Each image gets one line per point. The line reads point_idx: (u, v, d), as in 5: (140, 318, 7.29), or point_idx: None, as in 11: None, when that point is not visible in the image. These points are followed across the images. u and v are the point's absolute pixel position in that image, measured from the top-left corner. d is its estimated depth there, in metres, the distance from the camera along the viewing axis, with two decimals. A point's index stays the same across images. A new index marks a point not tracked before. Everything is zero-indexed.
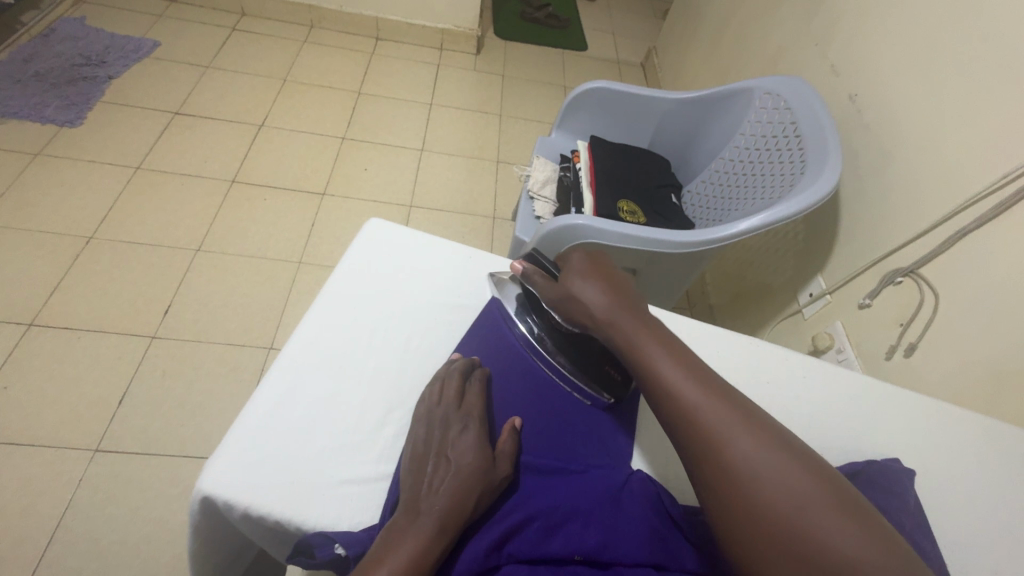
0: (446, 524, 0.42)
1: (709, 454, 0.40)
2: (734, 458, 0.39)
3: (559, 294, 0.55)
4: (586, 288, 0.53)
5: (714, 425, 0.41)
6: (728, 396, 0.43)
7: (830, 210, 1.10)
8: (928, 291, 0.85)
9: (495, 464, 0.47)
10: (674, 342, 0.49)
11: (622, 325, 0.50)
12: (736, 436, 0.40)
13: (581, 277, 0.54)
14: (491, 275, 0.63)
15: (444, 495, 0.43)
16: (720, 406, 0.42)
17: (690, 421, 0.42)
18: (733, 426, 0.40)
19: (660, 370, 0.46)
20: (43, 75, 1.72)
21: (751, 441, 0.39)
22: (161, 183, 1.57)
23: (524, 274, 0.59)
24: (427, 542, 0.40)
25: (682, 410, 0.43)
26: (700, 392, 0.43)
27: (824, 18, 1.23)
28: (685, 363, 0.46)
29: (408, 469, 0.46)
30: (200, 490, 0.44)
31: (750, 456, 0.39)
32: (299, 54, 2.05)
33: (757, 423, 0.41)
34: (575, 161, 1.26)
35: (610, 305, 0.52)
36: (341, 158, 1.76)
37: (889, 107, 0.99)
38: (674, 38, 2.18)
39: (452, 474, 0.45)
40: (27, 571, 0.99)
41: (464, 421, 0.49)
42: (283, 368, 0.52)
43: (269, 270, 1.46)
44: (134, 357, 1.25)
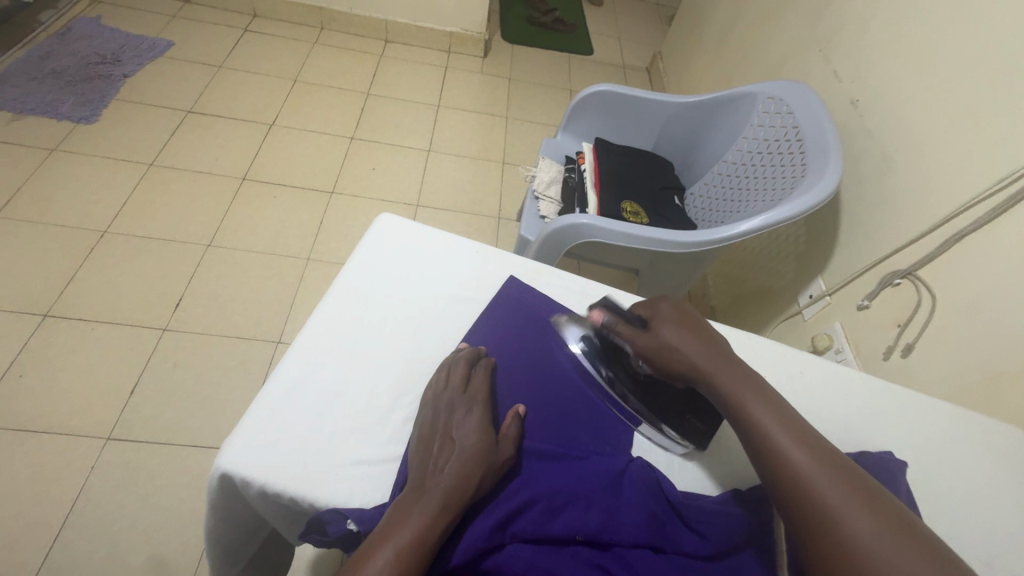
0: (454, 502, 0.44)
1: (821, 524, 0.39)
2: (852, 533, 0.38)
3: (647, 344, 0.54)
4: (681, 340, 0.52)
5: (828, 497, 0.40)
6: (843, 466, 0.42)
7: (831, 213, 1.12)
8: (926, 292, 0.87)
9: (499, 447, 0.49)
10: (782, 403, 0.48)
11: (723, 380, 0.50)
12: (851, 509, 0.39)
13: (673, 326, 0.54)
14: (562, 315, 0.62)
15: (451, 474, 0.45)
16: (834, 476, 0.41)
17: (802, 488, 0.41)
18: (849, 499, 0.40)
19: (769, 432, 0.45)
20: (59, 73, 1.75)
21: (869, 518, 0.38)
22: (173, 179, 1.60)
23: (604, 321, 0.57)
24: (432, 518, 0.42)
25: (794, 475, 0.42)
26: (812, 459, 0.42)
27: (828, 24, 1.25)
28: (795, 427, 0.45)
29: (415, 450, 0.48)
30: (218, 467, 0.46)
31: (867, 532, 0.38)
32: (309, 55, 2.08)
33: (875, 498, 0.40)
34: (580, 162, 1.28)
35: (707, 357, 0.51)
36: (349, 157, 1.78)
37: (890, 112, 1.01)
38: (679, 43, 2.20)
39: (457, 457, 0.47)
40: (39, 555, 1.01)
41: (468, 406, 0.51)
42: (298, 354, 0.54)
43: (278, 266, 1.48)
44: (146, 348, 1.28)
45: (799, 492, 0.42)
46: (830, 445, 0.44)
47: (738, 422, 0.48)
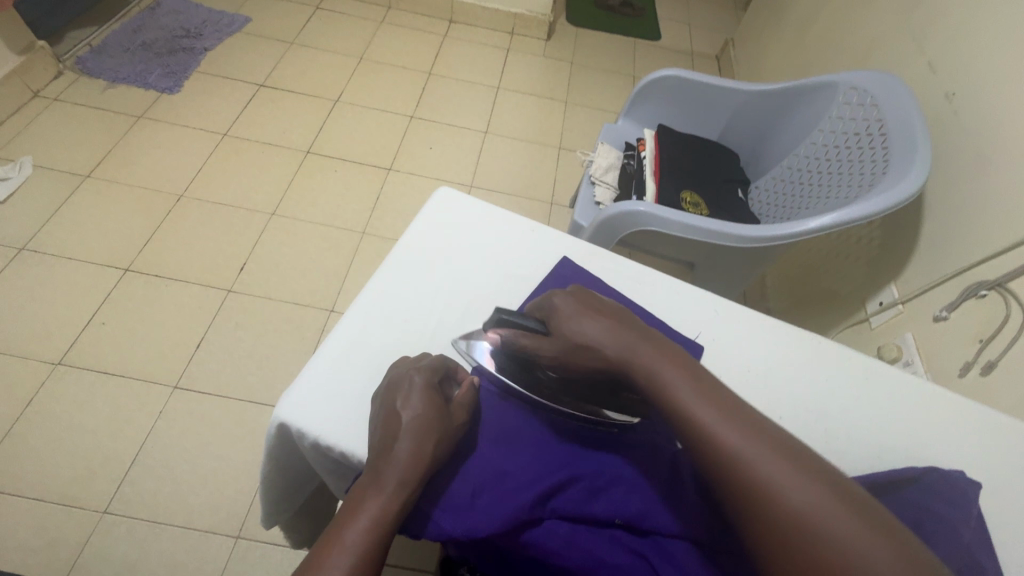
0: (415, 472, 0.43)
1: (768, 511, 0.38)
2: (795, 513, 0.37)
3: (551, 344, 0.49)
4: (587, 330, 0.48)
5: (766, 477, 0.39)
6: (766, 438, 0.41)
7: (912, 215, 1.04)
8: (1016, 307, 0.79)
9: (450, 412, 0.48)
10: (696, 375, 0.46)
11: (640, 364, 0.46)
12: (790, 484, 0.38)
13: (575, 319, 0.50)
14: (458, 341, 0.56)
15: (406, 445, 0.44)
16: (765, 452, 0.40)
17: (740, 475, 0.39)
18: (784, 477, 0.39)
19: (695, 416, 0.43)
20: (149, 45, 1.87)
21: (807, 489, 0.38)
22: (244, 149, 1.69)
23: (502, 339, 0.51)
24: (388, 500, 0.41)
25: (730, 465, 0.40)
26: (742, 440, 0.41)
27: (925, 9, 1.15)
28: (718, 405, 0.43)
29: (377, 425, 0.47)
30: (277, 417, 0.49)
31: (809, 507, 0.37)
32: (376, 34, 2.12)
33: (802, 465, 0.40)
34: (640, 149, 1.24)
35: (619, 342, 0.48)
36: (408, 135, 1.81)
37: (990, 107, 0.92)
38: (754, 30, 2.09)
39: (407, 428, 0.45)
40: (112, 487, 1.11)
41: (410, 376, 0.49)
42: (355, 317, 0.56)
43: (335, 238, 1.54)
44: (212, 307, 1.36)
45: (737, 480, 0.40)
46: (748, 413, 0.43)
47: (660, 407, 0.45)
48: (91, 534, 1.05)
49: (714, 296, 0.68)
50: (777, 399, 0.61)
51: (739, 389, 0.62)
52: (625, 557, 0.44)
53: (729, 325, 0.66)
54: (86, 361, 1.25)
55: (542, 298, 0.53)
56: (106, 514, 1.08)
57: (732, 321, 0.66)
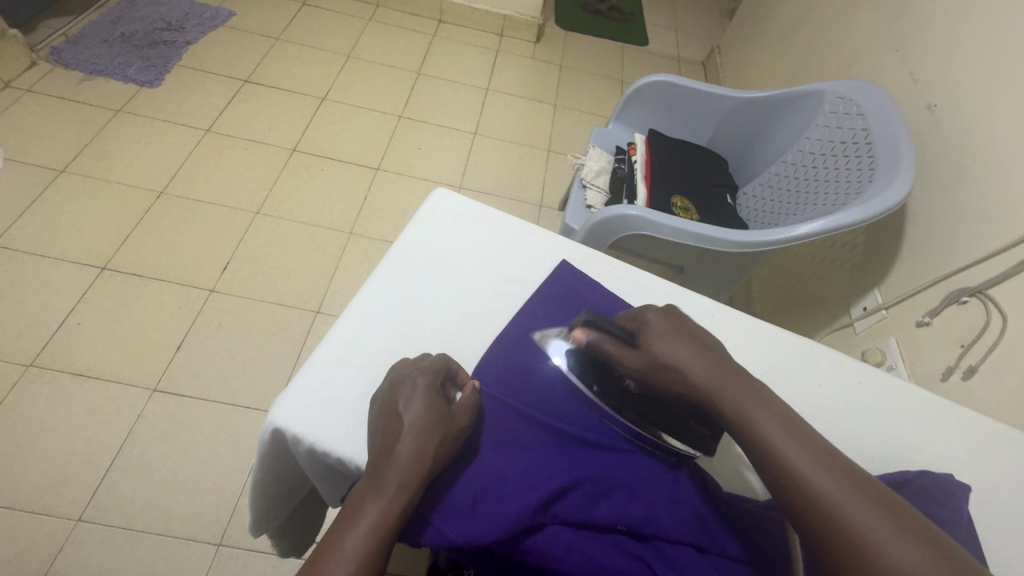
0: (415, 476, 0.42)
1: (870, 572, 0.34)
2: (899, 574, 0.34)
3: (638, 357, 0.48)
4: (677, 351, 0.47)
5: (868, 533, 0.35)
6: (868, 491, 0.38)
7: (896, 223, 1.06)
8: (995, 313, 0.82)
9: (452, 414, 0.47)
10: (790, 416, 0.43)
11: (728, 397, 0.44)
12: (891, 542, 0.35)
13: (664, 338, 0.48)
14: (535, 335, 0.55)
15: (407, 448, 0.43)
16: (862, 502, 0.37)
17: (836, 526, 0.36)
18: (889, 535, 0.35)
19: (783, 454, 0.41)
20: (128, 37, 1.82)
21: (913, 549, 0.34)
22: (227, 146, 1.65)
23: (590, 341, 0.50)
24: (390, 505, 0.40)
25: (823, 514, 0.37)
26: (840, 490, 0.38)
27: (907, 23, 1.18)
28: (814, 450, 0.40)
29: (376, 425, 0.46)
30: (270, 422, 0.47)
31: (917, 572, 0.33)
32: (364, 31, 2.10)
33: (911, 525, 0.36)
34: (631, 153, 1.25)
35: (710, 369, 0.46)
36: (396, 135, 1.80)
37: (970, 119, 0.95)
38: (739, 38, 2.12)
39: (407, 431, 0.44)
40: (87, 493, 1.07)
41: (413, 377, 0.48)
42: (351, 320, 0.54)
43: (321, 238, 1.51)
44: (194, 308, 1.33)
45: (832, 533, 0.36)
46: (850, 465, 0.40)
47: (749, 447, 0.43)
48: (64, 544, 1.01)
49: (709, 300, 0.68)
50: None
51: None
52: (625, 562, 0.44)
53: (723, 329, 0.66)
54: (60, 363, 1.20)
55: (637, 309, 0.52)
56: (81, 522, 1.04)
57: (726, 325, 0.67)
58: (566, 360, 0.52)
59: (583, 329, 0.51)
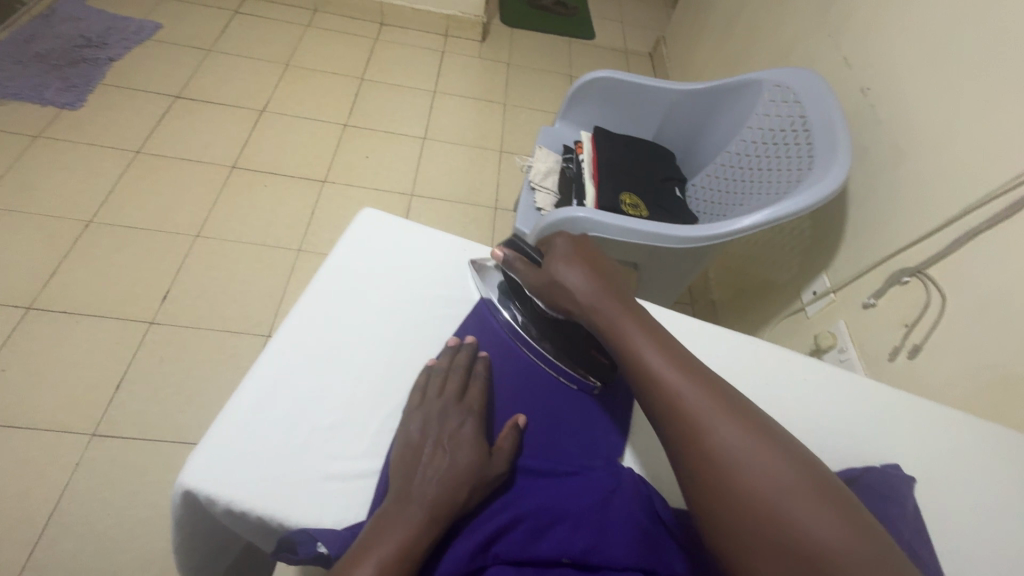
0: (439, 515, 0.41)
1: (692, 440, 0.40)
2: (718, 446, 0.39)
3: (540, 279, 0.54)
4: (570, 274, 0.53)
5: (697, 413, 0.41)
6: (707, 381, 0.44)
7: (838, 207, 1.08)
8: (935, 291, 0.84)
9: (491, 459, 0.46)
10: (653, 326, 0.49)
11: (604, 309, 0.50)
12: (716, 419, 0.40)
13: (563, 261, 0.54)
14: (471, 261, 0.62)
15: (433, 487, 0.43)
16: (701, 393, 0.42)
17: (672, 407, 0.42)
18: (714, 413, 0.41)
19: (642, 356, 0.46)
20: (43, 56, 1.70)
21: (732, 426, 0.40)
22: (161, 167, 1.56)
23: (506, 259, 0.58)
24: (411, 540, 0.39)
25: (662, 395, 0.43)
26: (680, 377, 0.43)
27: (839, 8, 1.20)
28: (667, 347, 0.46)
29: (402, 457, 0.45)
30: (181, 484, 0.43)
31: (730, 441, 0.39)
32: (302, 38, 2.02)
33: (737, 407, 0.41)
34: (578, 152, 1.23)
35: (593, 287, 0.52)
36: (342, 144, 1.74)
37: (901, 102, 0.96)
38: (683, 28, 2.14)
39: (443, 472, 0.44)
40: (23, 553, 0.99)
41: (461, 419, 0.48)
42: (270, 362, 0.50)
43: (268, 257, 1.45)
44: (133, 342, 1.25)
45: (670, 412, 0.42)
46: (695, 361, 0.46)
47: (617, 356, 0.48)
48: None
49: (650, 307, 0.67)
50: None
51: None
52: None
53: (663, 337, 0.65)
54: None
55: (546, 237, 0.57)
56: None
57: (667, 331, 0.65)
58: (497, 290, 0.59)
59: (502, 248, 0.59)
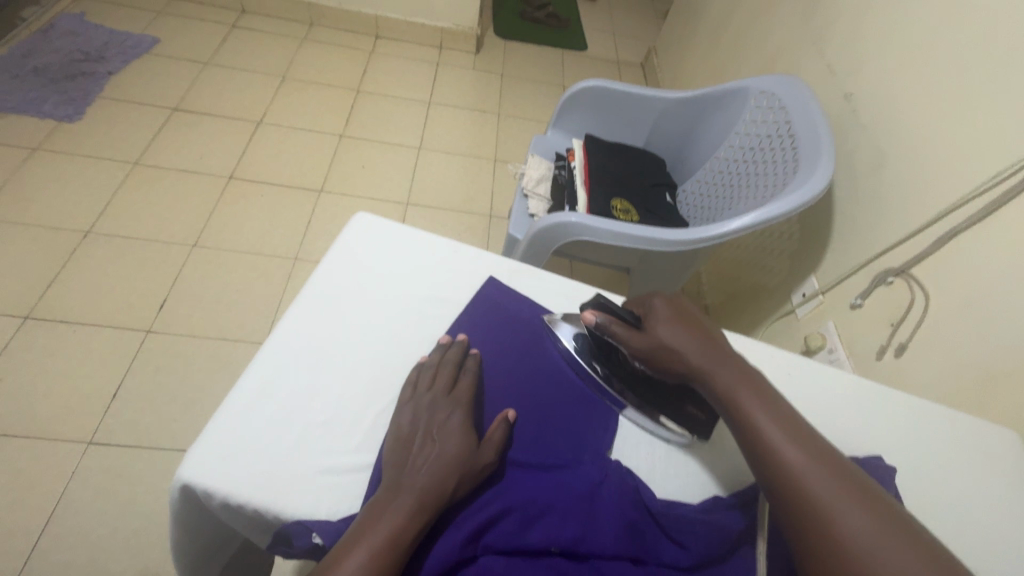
0: (428, 503, 0.43)
1: (820, 526, 0.40)
2: (850, 537, 0.39)
3: (643, 340, 0.53)
4: (678, 338, 0.52)
5: (826, 499, 0.41)
6: (836, 465, 0.43)
7: (825, 210, 1.10)
8: (919, 291, 0.85)
9: (479, 448, 0.48)
10: (778, 401, 0.48)
11: (720, 377, 0.50)
12: (847, 508, 0.40)
13: (669, 324, 0.53)
14: (545, 317, 0.61)
15: (423, 475, 0.44)
16: (832, 482, 0.42)
17: (801, 489, 0.42)
18: (845, 502, 0.40)
19: (768, 434, 0.46)
20: (42, 70, 1.72)
21: (865, 520, 0.39)
22: (158, 177, 1.58)
23: (600, 323, 0.55)
24: (402, 527, 0.41)
25: (789, 475, 0.43)
26: (809, 461, 0.43)
27: (822, 17, 1.23)
28: (792, 426, 0.46)
29: (393, 448, 0.47)
30: (179, 478, 0.44)
31: (863, 535, 0.39)
32: (298, 51, 2.05)
33: (876, 504, 0.41)
34: (570, 159, 1.26)
35: (707, 353, 0.51)
36: (338, 154, 1.76)
37: (883, 108, 0.99)
38: (673, 38, 2.18)
39: (431, 461, 0.45)
40: (18, 562, 0.99)
41: (449, 410, 0.50)
42: (265, 360, 0.52)
43: (264, 266, 1.46)
44: (129, 351, 1.26)
45: (797, 493, 0.42)
46: (825, 446, 0.45)
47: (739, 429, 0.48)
48: None
49: None
50: None
51: None
52: None
53: None
54: None
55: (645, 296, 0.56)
56: None
57: None
58: (572, 341, 0.58)
59: (593, 310, 0.55)
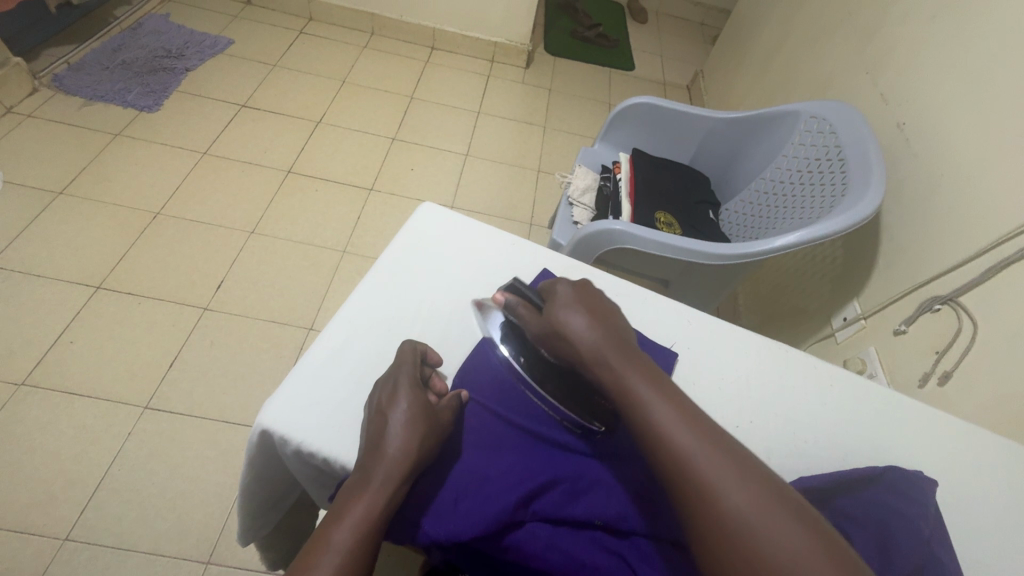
0: (402, 472, 0.44)
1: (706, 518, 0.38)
2: (733, 517, 0.38)
3: (540, 326, 0.51)
4: (572, 320, 0.49)
5: (710, 483, 0.39)
6: (722, 445, 0.42)
7: (871, 236, 1.10)
8: (967, 320, 0.85)
9: (438, 413, 0.49)
10: (662, 379, 0.46)
11: (610, 359, 0.47)
12: (729, 489, 0.39)
13: (565, 306, 0.51)
14: (477, 303, 0.60)
15: (395, 444, 0.45)
16: (715, 462, 0.40)
17: (686, 476, 0.40)
18: (726, 480, 0.39)
19: (652, 416, 0.43)
20: (128, 64, 1.87)
21: (744, 496, 0.38)
22: (224, 168, 1.68)
23: (507, 305, 0.54)
24: (382, 503, 0.42)
25: (678, 462, 0.41)
26: (696, 445, 0.41)
27: (877, 46, 1.24)
28: (680, 408, 0.43)
29: (366, 423, 0.48)
30: (259, 423, 0.49)
31: (744, 511, 0.38)
32: (358, 58, 2.16)
33: (751, 476, 0.40)
34: (616, 172, 1.29)
35: (597, 336, 0.48)
36: (389, 156, 1.84)
37: (936, 136, 0.99)
38: (722, 62, 2.20)
39: (394, 428, 0.46)
40: (75, 512, 1.06)
41: (398, 376, 0.50)
42: (338, 327, 0.56)
43: (314, 257, 1.53)
44: (187, 326, 1.34)
45: (682, 482, 0.40)
46: (708, 422, 0.43)
47: (628, 416, 0.45)
48: (49, 563, 1.00)
49: (687, 309, 0.70)
50: (746, 406, 0.64)
51: (714, 397, 0.64)
52: (604, 557, 0.45)
53: (700, 338, 0.68)
54: (51, 382, 1.20)
55: (547, 281, 0.54)
56: (67, 541, 1.03)
57: (704, 334, 0.68)
58: (500, 331, 0.55)
59: (504, 292, 0.55)
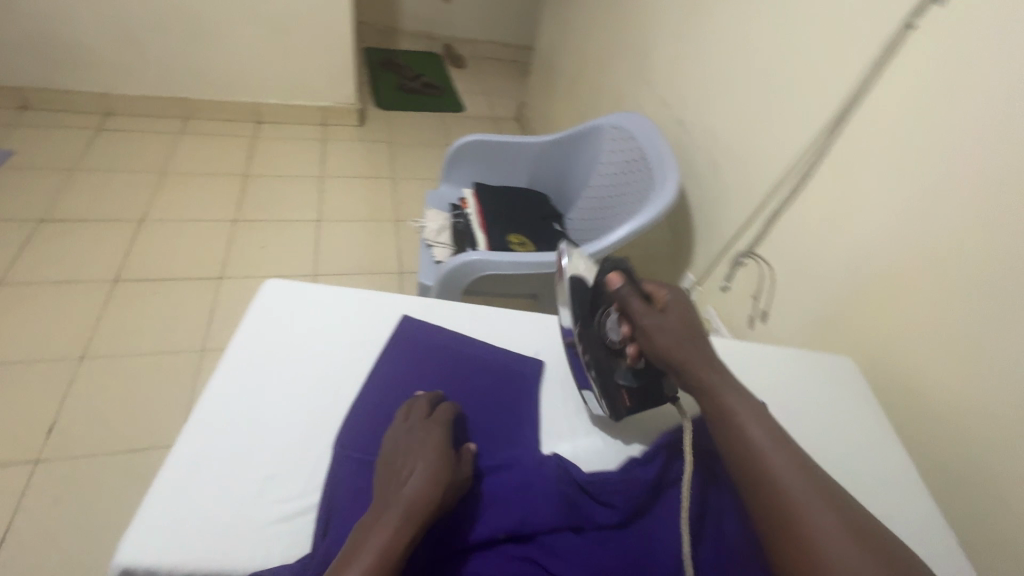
0: (418, 511, 0.49)
1: (773, 491, 0.51)
2: (790, 495, 0.51)
3: (629, 310, 0.62)
4: (657, 317, 0.61)
5: (777, 469, 0.52)
6: (782, 443, 0.55)
7: (685, 215, 1.29)
8: (766, 267, 1.03)
9: (459, 463, 0.55)
10: (741, 389, 0.60)
11: (695, 364, 0.60)
12: (787, 476, 0.52)
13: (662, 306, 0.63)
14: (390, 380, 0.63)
15: (413, 486, 0.50)
16: (780, 454, 0.53)
17: (760, 465, 0.53)
18: (788, 467, 0.53)
19: (736, 418, 0.57)
20: None
21: (801, 481, 0.52)
22: (29, 295, 1.45)
23: (618, 285, 0.64)
24: (391, 539, 0.46)
25: (752, 453, 0.54)
26: (766, 440, 0.55)
27: (649, 61, 1.47)
28: (754, 413, 0.57)
29: (348, 489, 0.53)
30: (119, 561, 0.47)
31: (801, 492, 0.51)
32: (176, 146, 2.02)
33: (807, 470, 0.53)
34: (465, 208, 1.36)
35: (683, 339, 0.61)
36: (234, 240, 1.73)
37: (707, 126, 1.21)
38: (538, 91, 2.44)
39: (411, 479, 0.51)
40: None
41: (423, 431, 0.55)
42: (193, 435, 0.55)
43: (168, 366, 1.38)
44: (15, 489, 1.12)
45: (755, 466, 0.53)
46: (778, 427, 0.57)
47: (711, 411, 0.58)
48: None
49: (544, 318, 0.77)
50: None
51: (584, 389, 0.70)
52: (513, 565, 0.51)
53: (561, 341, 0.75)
54: None
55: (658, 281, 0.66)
56: None
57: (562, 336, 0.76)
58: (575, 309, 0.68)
59: (617, 274, 0.65)
